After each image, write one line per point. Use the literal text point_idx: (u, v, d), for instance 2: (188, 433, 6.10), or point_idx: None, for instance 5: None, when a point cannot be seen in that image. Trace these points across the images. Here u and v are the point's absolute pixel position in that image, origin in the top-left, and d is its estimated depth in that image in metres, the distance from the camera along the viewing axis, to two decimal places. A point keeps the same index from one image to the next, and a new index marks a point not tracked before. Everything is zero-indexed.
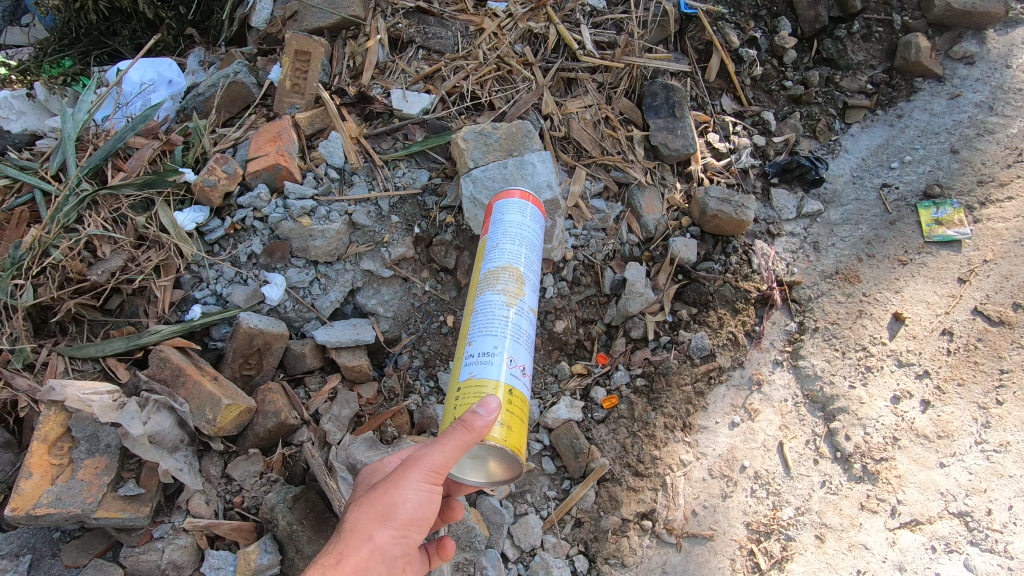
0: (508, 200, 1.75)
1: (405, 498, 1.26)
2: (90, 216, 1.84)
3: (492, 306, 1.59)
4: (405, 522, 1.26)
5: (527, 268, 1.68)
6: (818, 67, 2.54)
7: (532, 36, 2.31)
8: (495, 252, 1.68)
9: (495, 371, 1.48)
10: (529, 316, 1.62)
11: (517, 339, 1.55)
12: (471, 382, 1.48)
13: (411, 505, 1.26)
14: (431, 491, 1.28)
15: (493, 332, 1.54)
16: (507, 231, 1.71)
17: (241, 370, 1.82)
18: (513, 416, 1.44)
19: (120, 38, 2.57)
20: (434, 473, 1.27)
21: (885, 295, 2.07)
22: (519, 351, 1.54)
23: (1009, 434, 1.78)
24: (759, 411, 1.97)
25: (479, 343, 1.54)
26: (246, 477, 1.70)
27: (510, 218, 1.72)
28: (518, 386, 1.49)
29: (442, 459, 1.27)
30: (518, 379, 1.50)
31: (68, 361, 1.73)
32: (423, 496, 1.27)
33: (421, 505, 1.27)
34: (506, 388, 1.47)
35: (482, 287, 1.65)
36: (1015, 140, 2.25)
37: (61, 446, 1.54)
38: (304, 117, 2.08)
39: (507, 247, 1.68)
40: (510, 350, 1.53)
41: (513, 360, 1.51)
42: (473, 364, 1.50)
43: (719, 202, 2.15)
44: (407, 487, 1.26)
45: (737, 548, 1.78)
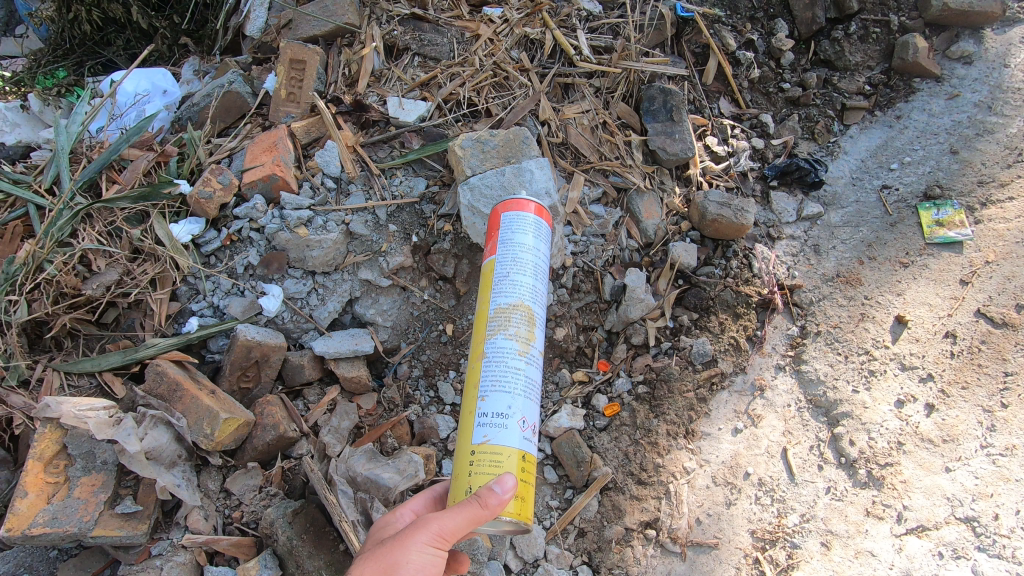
0: (522, 225, 1.70)
1: (410, 561, 1.25)
2: (84, 230, 1.83)
3: (503, 357, 1.56)
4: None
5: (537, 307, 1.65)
6: (816, 69, 2.53)
7: (528, 41, 2.30)
8: (505, 288, 1.64)
9: (510, 436, 1.47)
10: (538, 364, 1.60)
11: (528, 393, 1.54)
12: (484, 448, 1.46)
13: (414, 567, 1.26)
14: (436, 556, 1.28)
15: (506, 390, 1.52)
16: (517, 260, 1.67)
17: (239, 383, 1.80)
18: (525, 484, 1.45)
19: (114, 48, 2.56)
20: (442, 538, 1.27)
21: (887, 298, 2.06)
22: (530, 408, 1.54)
23: (1015, 438, 1.76)
24: (762, 417, 1.96)
25: (492, 401, 1.51)
26: (245, 492, 1.67)
27: (521, 250, 1.67)
28: (529, 449, 1.50)
29: (453, 528, 1.27)
30: (529, 442, 1.51)
31: (63, 377, 1.71)
32: (427, 559, 1.27)
33: (424, 569, 1.27)
34: (522, 457, 1.47)
35: (490, 328, 1.60)
36: (1014, 139, 2.24)
37: (56, 463, 1.53)
38: (300, 126, 2.06)
39: (518, 284, 1.64)
40: (523, 408, 1.52)
41: (525, 419, 1.51)
42: (487, 427, 1.48)
43: (718, 207, 2.14)
44: (414, 548, 1.26)
45: (742, 556, 1.76)
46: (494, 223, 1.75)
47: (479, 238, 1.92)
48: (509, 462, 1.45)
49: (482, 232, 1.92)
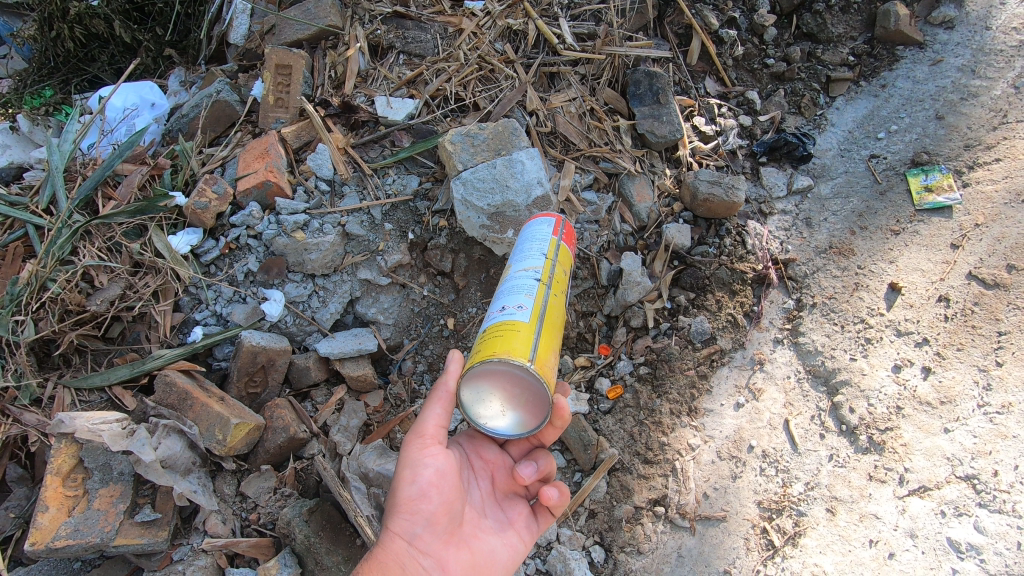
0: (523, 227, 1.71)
1: (406, 474, 1.36)
2: (84, 246, 1.85)
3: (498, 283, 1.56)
4: (408, 494, 1.34)
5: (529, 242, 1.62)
6: (799, 43, 2.54)
7: (511, 33, 2.31)
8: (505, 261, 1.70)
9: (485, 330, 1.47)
10: (524, 271, 1.52)
11: (511, 288, 1.48)
12: None
13: (408, 478, 1.35)
14: (424, 459, 1.36)
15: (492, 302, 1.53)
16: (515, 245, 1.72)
17: (247, 389, 1.84)
18: (488, 341, 1.34)
19: (99, 64, 2.56)
20: (416, 439, 1.37)
21: (880, 266, 2.09)
22: (508, 296, 1.46)
23: (1011, 395, 1.78)
24: (762, 391, 1.99)
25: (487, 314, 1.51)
26: (260, 494, 1.71)
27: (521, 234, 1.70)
28: (514, 319, 1.38)
29: (426, 424, 1.37)
30: (514, 313, 1.40)
31: (74, 393, 1.73)
32: (417, 464, 1.35)
33: (418, 474, 1.34)
34: (499, 325, 1.38)
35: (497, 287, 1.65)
36: (999, 101, 2.25)
37: (74, 477, 1.55)
38: (291, 130, 2.08)
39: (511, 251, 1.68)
40: (505, 298, 1.45)
41: (506, 303, 1.43)
42: None
43: (709, 186, 2.16)
44: (404, 463, 1.37)
45: (750, 527, 1.80)
46: None
47: (474, 231, 1.96)
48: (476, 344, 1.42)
49: (477, 225, 1.95)
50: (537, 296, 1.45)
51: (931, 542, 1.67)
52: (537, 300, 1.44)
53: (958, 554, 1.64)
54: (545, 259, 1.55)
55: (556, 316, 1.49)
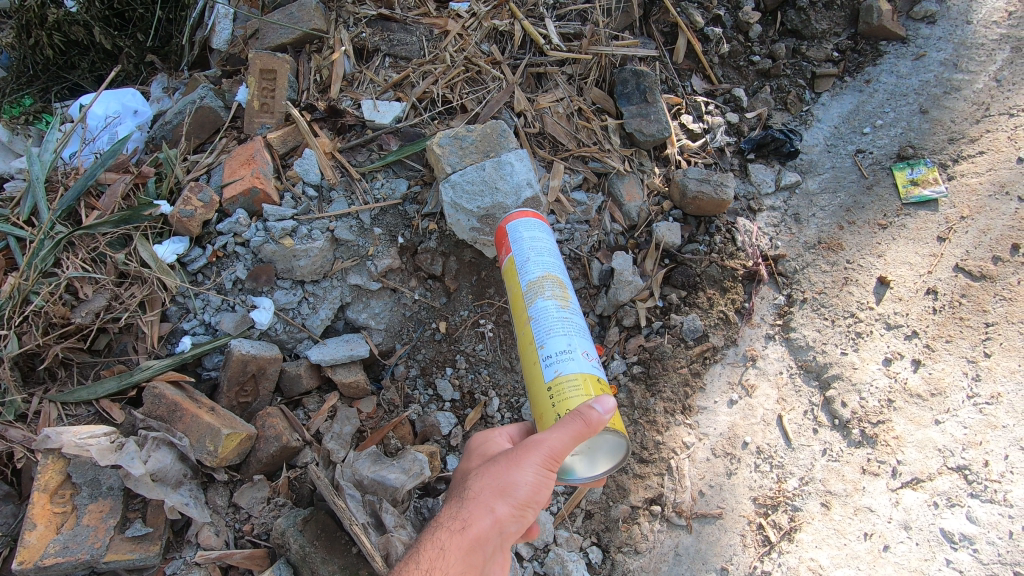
0: (515, 226, 1.74)
1: (507, 470, 1.32)
2: (68, 258, 1.82)
3: (556, 309, 1.59)
4: (523, 498, 1.31)
5: (561, 272, 1.70)
6: (784, 39, 2.55)
7: (497, 34, 2.30)
8: (529, 267, 1.67)
9: (579, 365, 1.49)
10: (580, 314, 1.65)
11: (582, 329, 1.59)
12: (558, 382, 1.47)
13: (530, 487, 1.31)
14: (547, 477, 1.32)
15: (555, 329, 1.55)
16: (532, 248, 1.70)
17: (237, 398, 1.81)
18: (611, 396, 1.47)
19: (79, 71, 2.51)
20: (552, 458, 1.29)
21: (869, 260, 2.10)
22: (583, 341, 1.56)
23: (1000, 386, 1.80)
24: (755, 387, 2.00)
25: (551, 341, 1.53)
26: (254, 504, 1.69)
27: (522, 236, 1.72)
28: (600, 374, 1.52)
29: (557, 448, 1.29)
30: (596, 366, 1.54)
31: (60, 408, 1.71)
32: (539, 478, 1.31)
33: (541, 488, 1.32)
34: (594, 377, 1.49)
35: (529, 297, 1.63)
36: (981, 95, 2.28)
37: (62, 493, 1.53)
38: (276, 136, 2.05)
39: (538, 260, 1.68)
40: (581, 343, 1.55)
41: (587, 350, 1.54)
42: (555, 363, 1.49)
43: (698, 184, 2.17)
44: (522, 460, 1.31)
45: (746, 523, 1.80)
46: (500, 236, 1.79)
47: (464, 234, 1.95)
48: (586, 386, 1.46)
49: (467, 228, 1.94)
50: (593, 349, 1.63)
51: (925, 534, 1.68)
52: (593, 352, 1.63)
53: (951, 545, 1.65)
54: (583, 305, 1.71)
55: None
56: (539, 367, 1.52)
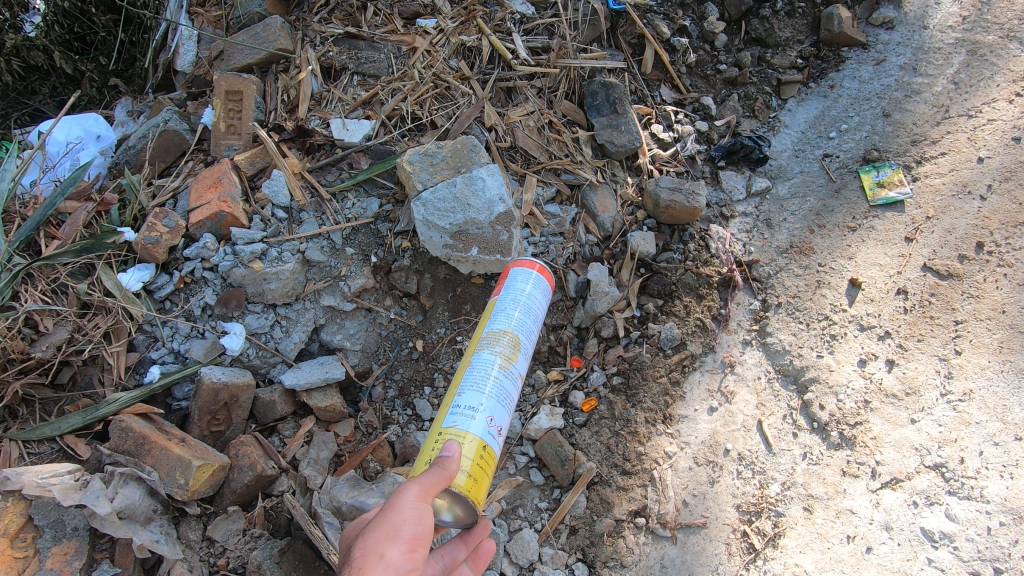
0: (518, 275, 1.77)
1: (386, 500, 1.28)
2: (26, 290, 1.76)
3: (486, 366, 1.60)
4: (411, 535, 1.22)
5: (527, 337, 1.70)
6: (749, 48, 2.59)
7: (465, 49, 2.30)
8: (505, 310, 1.71)
9: (475, 426, 1.51)
10: (516, 382, 1.64)
11: (502, 396, 1.58)
12: (449, 431, 1.51)
13: (414, 519, 1.24)
14: (426, 508, 1.27)
15: (478, 385, 1.58)
16: (516, 299, 1.73)
17: (209, 427, 1.77)
18: (478, 467, 1.46)
19: (40, 96, 2.47)
20: (425, 489, 1.29)
21: (840, 263, 2.13)
22: (497, 409, 1.57)
23: (971, 382, 1.83)
24: (734, 393, 2.00)
25: (467, 395, 1.56)
26: (229, 537, 1.64)
27: (520, 284, 1.75)
28: (488, 442, 1.52)
29: (423, 481, 1.29)
30: (491, 435, 1.53)
31: (22, 446, 1.65)
32: (421, 510, 1.26)
33: (424, 518, 1.25)
34: (477, 447, 1.49)
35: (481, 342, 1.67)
36: (940, 98, 2.34)
37: (23, 537, 1.47)
38: (243, 158, 2.02)
39: (514, 308, 1.71)
40: (493, 409, 1.56)
41: (494, 420, 1.55)
42: (456, 415, 1.53)
43: (670, 193, 2.18)
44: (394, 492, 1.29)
45: (731, 531, 1.80)
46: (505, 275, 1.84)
47: (438, 251, 1.93)
48: (467, 448, 1.47)
49: (440, 245, 1.92)
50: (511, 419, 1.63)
51: (906, 534, 1.69)
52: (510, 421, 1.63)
53: (932, 544, 1.67)
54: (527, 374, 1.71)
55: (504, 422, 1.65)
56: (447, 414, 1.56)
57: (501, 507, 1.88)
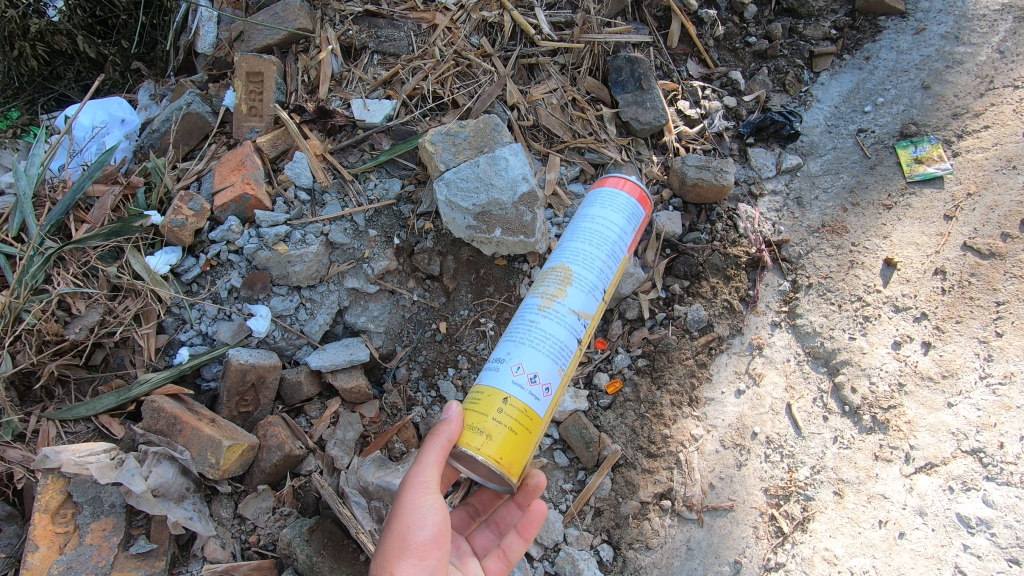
0: (602, 198, 1.76)
1: (410, 519, 1.34)
2: (59, 274, 1.79)
3: (528, 313, 1.62)
4: (420, 538, 1.33)
5: (579, 266, 1.65)
6: (780, 19, 2.51)
7: (486, 25, 2.24)
8: (591, 274, 1.65)
9: (500, 377, 1.50)
10: (569, 317, 1.59)
11: (547, 346, 1.54)
12: (476, 388, 1.54)
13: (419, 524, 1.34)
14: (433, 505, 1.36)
15: (536, 341, 1.54)
16: (586, 231, 1.72)
17: (238, 408, 1.79)
18: (502, 424, 1.42)
19: (66, 81, 2.49)
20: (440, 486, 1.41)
21: (874, 242, 2.06)
22: (551, 374, 1.53)
23: (1013, 365, 1.76)
24: (763, 375, 1.97)
25: (533, 336, 1.55)
26: (259, 515, 1.68)
27: (591, 219, 1.73)
28: (535, 408, 1.47)
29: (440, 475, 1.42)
30: (539, 400, 1.49)
31: (60, 425, 1.69)
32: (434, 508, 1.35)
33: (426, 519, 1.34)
34: (521, 406, 1.46)
35: (564, 284, 1.63)
36: (984, 68, 2.23)
37: (64, 513, 1.52)
38: (265, 140, 2.01)
39: (592, 270, 1.65)
40: (547, 371, 1.52)
41: (546, 383, 1.51)
42: (486, 371, 1.55)
43: (697, 171, 2.13)
44: (408, 510, 1.34)
45: (759, 515, 1.78)
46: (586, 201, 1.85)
47: (461, 233, 1.92)
48: (489, 398, 1.46)
49: (463, 226, 1.91)
50: (565, 367, 1.56)
51: (940, 519, 1.65)
52: (564, 368, 1.56)
53: (968, 530, 1.62)
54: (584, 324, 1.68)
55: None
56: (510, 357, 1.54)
57: None
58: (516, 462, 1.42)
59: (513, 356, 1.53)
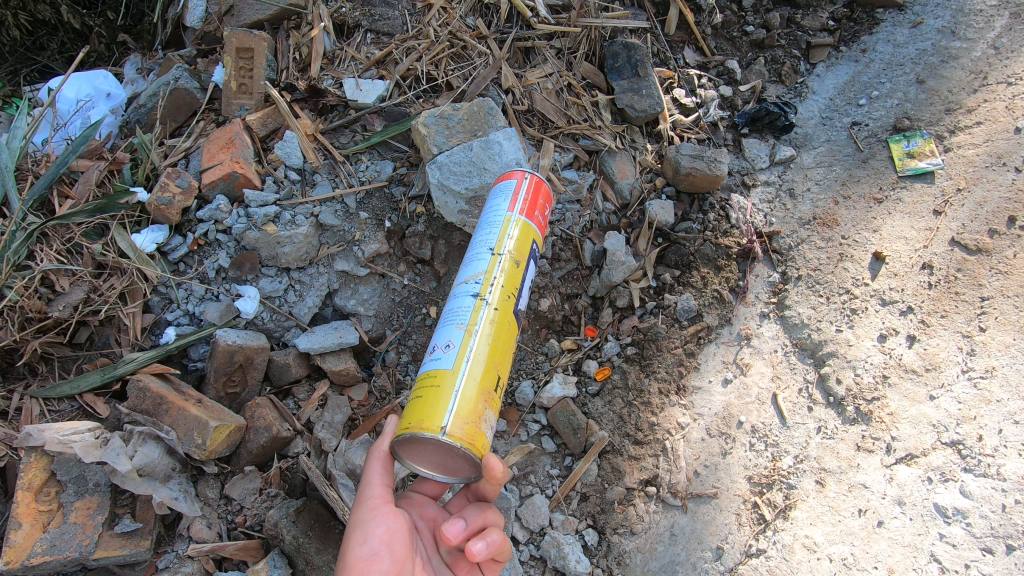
0: (497, 200, 1.73)
1: (355, 535, 1.31)
2: (41, 250, 1.76)
3: None
4: (360, 554, 1.28)
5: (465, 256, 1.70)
6: (778, 8, 2.49)
7: (483, 6, 2.21)
8: (479, 248, 1.65)
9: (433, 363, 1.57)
10: (458, 290, 1.60)
11: (449, 318, 1.56)
12: None
13: (359, 539, 1.30)
14: (378, 519, 1.33)
15: (444, 321, 1.58)
16: (487, 221, 1.71)
17: (225, 389, 1.78)
18: (418, 395, 1.44)
19: (49, 52, 2.42)
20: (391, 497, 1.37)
21: (864, 236, 2.07)
22: (454, 333, 1.51)
23: (994, 359, 1.79)
24: (750, 365, 1.98)
25: (443, 317, 1.58)
26: (246, 496, 1.68)
27: (490, 217, 1.70)
28: (441, 366, 1.46)
29: (382, 483, 1.38)
30: (442, 357, 1.47)
31: (43, 404, 1.67)
32: (377, 526, 1.31)
33: (367, 533, 1.30)
34: (430, 373, 1.46)
35: (462, 271, 1.66)
36: (978, 63, 2.24)
37: (47, 491, 1.51)
38: (255, 118, 1.98)
39: (478, 247, 1.65)
40: (448, 334, 1.52)
41: (448, 342, 1.50)
42: None
43: (691, 160, 2.12)
44: (354, 526, 1.33)
45: (742, 502, 1.80)
46: None
47: (453, 217, 1.90)
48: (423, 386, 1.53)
49: (455, 211, 1.89)
50: (465, 323, 1.52)
51: (918, 509, 1.69)
52: (464, 325, 1.52)
53: (945, 519, 1.66)
54: (486, 266, 1.60)
55: (507, 324, 1.57)
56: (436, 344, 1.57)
57: (513, 474, 1.90)
58: (435, 420, 1.36)
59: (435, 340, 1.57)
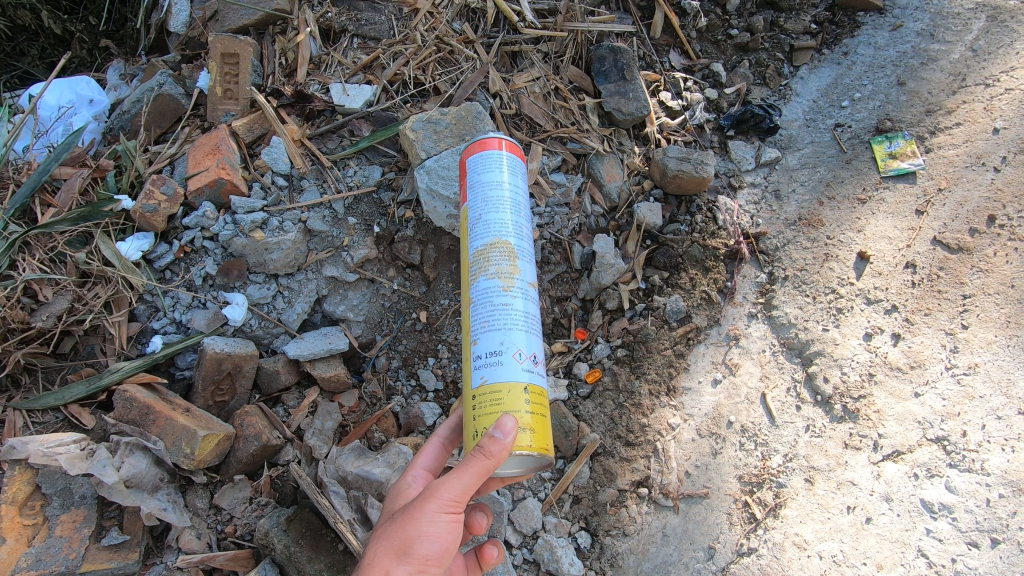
0: (482, 172, 1.63)
1: (421, 531, 1.23)
2: (24, 259, 1.73)
3: (484, 297, 1.50)
4: (422, 551, 1.23)
5: (518, 242, 1.58)
6: (762, 12, 2.53)
7: (469, 11, 2.21)
8: (526, 243, 1.60)
9: (509, 372, 1.42)
10: (530, 295, 1.54)
11: (529, 324, 1.49)
12: (483, 389, 1.42)
13: (425, 538, 1.23)
14: (447, 523, 1.25)
15: (519, 323, 1.47)
16: (489, 199, 1.60)
17: (214, 397, 1.77)
18: (537, 416, 1.39)
19: (29, 58, 2.40)
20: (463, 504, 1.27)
21: (848, 236, 2.10)
22: (536, 343, 1.49)
23: (977, 356, 1.82)
24: (739, 365, 2.00)
25: (498, 322, 1.46)
26: (236, 505, 1.66)
27: (481, 196, 1.60)
28: (535, 381, 1.44)
29: (468, 492, 1.25)
30: (541, 375, 1.47)
31: (27, 415, 1.65)
32: (441, 527, 1.24)
33: (435, 537, 1.24)
34: (519, 388, 1.40)
35: (520, 267, 1.54)
36: (957, 66, 2.28)
37: (32, 505, 1.49)
38: (241, 124, 1.97)
39: (526, 233, 1.61)
40: (535, 346, 1.48)
41: (538, 355, 1.49)
42: (483, 368, 1.43)
43: (678, 162, 2.14)
44: (423, 519, 1.23)
45: (733, 501, 1.82)
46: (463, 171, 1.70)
47: (442, 222, 1.89)
48: (509, 401, 1.38)
49: (444, 215, 1.88)
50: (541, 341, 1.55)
51: (906, 505, 1.71)
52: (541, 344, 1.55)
53: (931, 514, 1.68)
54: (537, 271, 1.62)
55: None
56: (484, 351, 1.45)
57: None
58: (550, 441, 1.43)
59: (487, 347, 1.45)
